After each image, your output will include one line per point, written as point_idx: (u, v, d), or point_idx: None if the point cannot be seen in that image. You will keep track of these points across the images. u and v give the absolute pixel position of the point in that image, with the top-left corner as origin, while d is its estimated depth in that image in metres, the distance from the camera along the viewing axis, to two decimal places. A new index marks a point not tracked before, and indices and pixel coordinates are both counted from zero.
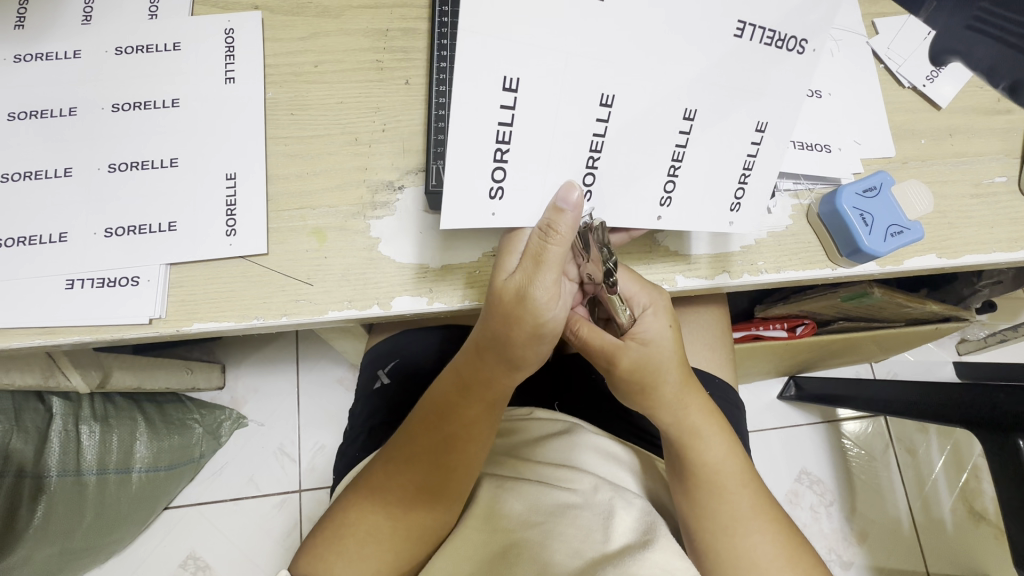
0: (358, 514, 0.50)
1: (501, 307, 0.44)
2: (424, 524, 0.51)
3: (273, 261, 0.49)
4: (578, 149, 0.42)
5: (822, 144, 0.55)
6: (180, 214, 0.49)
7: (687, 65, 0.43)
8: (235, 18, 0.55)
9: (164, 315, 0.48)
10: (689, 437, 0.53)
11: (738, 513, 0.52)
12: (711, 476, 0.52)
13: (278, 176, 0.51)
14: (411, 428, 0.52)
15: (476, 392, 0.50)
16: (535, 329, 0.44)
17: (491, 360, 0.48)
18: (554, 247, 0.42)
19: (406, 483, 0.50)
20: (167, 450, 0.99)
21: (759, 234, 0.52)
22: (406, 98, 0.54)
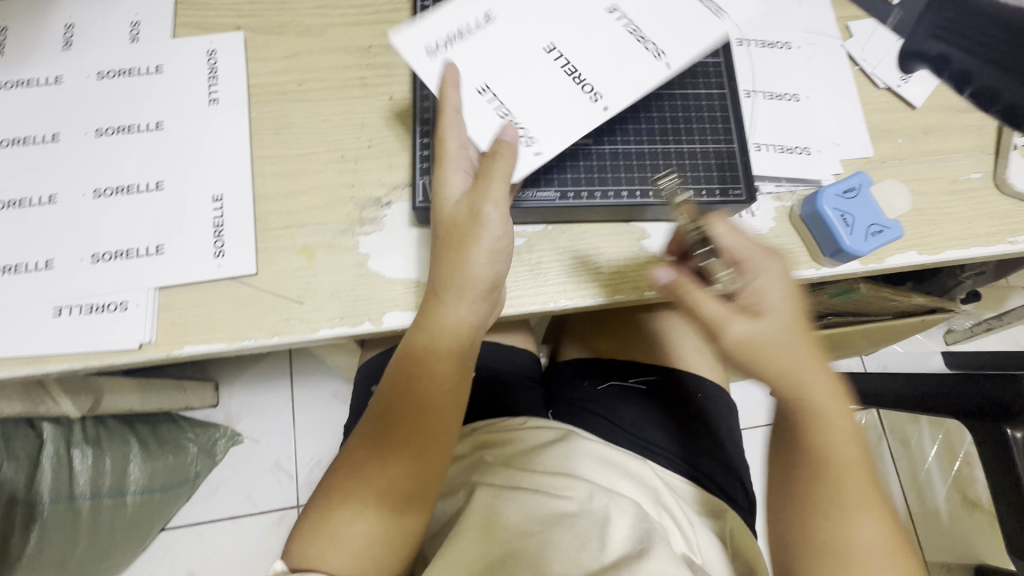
0: (348, 501, 0.46)
1: (455, 233, 0.46)
2: (411, 500, 0.46)
3: (262, 281, 0.49)
4: (555, 76, 0.47)
5: (802, 147, 0.56)
6: (169, 236, 0.49)
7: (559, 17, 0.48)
8: (216, 38, 0.55)
9: (155, 339, 0.47)
10: (835, 434, 0.44)
11: (854, 542, 0.41)
12: (826, 454, 0.44)
13: (265, 196, 0.51)
14: (386, 401, 0.48)
15: (445, 350, 0.47)
16: (490, 267, 0.46)
17: (450, 308, 0.46)
18: (501, 159, 0.44)
19: (384, 459, 0.46)
20: (160, 471, 1.00)
21: (743, 237, 0.53)
22: (392, 115, 0.55)
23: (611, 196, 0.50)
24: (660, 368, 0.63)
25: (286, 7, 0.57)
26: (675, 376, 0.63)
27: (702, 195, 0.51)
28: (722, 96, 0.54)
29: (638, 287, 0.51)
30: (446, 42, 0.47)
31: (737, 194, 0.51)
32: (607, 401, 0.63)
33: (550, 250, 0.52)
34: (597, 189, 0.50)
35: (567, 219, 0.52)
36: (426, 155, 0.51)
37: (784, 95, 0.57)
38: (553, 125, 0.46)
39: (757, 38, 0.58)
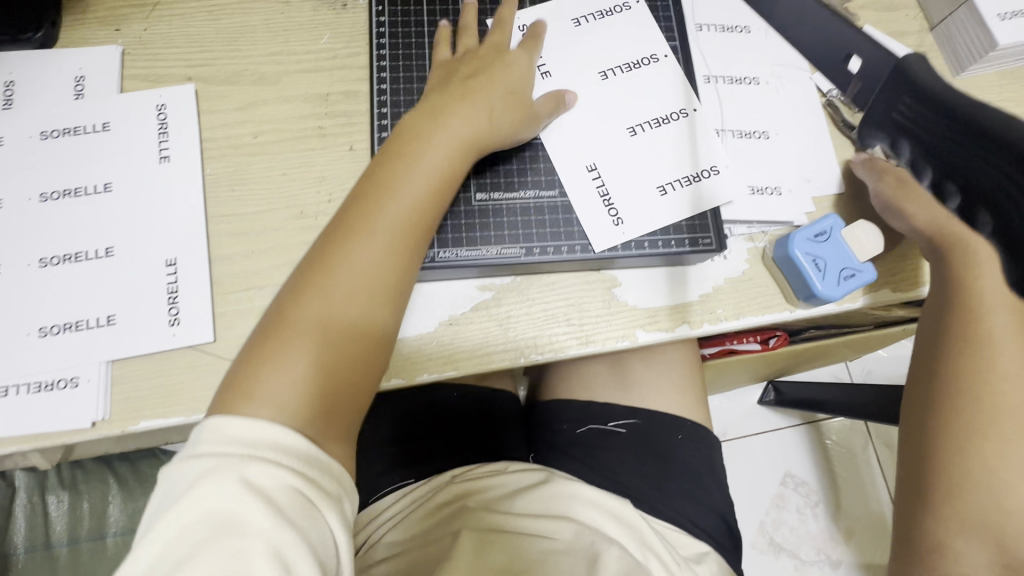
0: (302, 306, 0.41)
1: (460, 84, 0.49)
2: (347, 364, 0.41)
3: (221, 349, 0.48)
4: (661, 125, 0.53)
5: (773, 186, 0.54)
6: (120, 305, 0.47)
7: (622, 87, 0.53)
8: (166, 92, 0.53)
9: (110, 416, 0.46)
10: (996, 317, 0.47)
11: (1001, 410, 0.47)
12: (977, 357, 0.47)
13: (222, 257, 0.50)
14: (361, 249, 0.42)
15: (411, 214, 0.44)
16: (489, 111, 0.48)
17: (422, 162, 0.45)
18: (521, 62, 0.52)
19: (347, 238, 0.42)
20: (142, 509, 0.96)
21: (716, 281, 0.52)
22: (352, 166, 0.53)
23: (578, 251, 0.50)
24: (640, 411, 0.62)
25: (238, 55, 0.55)
26: (655, 419, 0.62)
27: (672, 245, 0.50)
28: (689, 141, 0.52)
29: (610, 336, 0.50)
30: (609, 208, 0.50)
31: (707, 243, 0.50)
32: (589, 444, 0.62)
33: (520, 303, 0.51)
34: (562, 244, 0.50)
35: (535, 271, 0.51)
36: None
37: (752, 132, 0.56)
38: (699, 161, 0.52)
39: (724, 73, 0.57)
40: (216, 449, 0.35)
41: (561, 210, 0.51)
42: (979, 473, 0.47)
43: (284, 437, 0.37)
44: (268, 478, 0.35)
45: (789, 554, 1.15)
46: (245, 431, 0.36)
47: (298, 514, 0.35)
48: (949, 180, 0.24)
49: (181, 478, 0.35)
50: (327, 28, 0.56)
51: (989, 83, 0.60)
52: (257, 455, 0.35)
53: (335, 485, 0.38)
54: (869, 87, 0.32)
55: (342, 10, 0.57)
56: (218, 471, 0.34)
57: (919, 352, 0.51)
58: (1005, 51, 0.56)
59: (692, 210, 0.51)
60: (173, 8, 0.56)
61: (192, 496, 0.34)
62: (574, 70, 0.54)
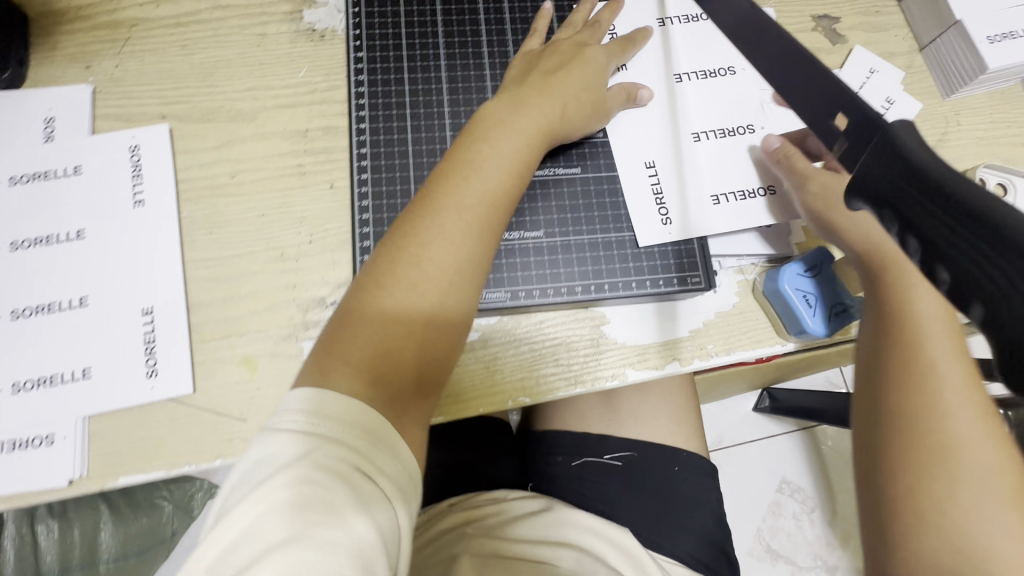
0: (394, 273, 0.41)
1: (541, 73, 0.50)
2: (432, 343, 0.41)
3: (201, 399, 0.46)
4: (724, 139, 0.54)
5: (766, 195, 0.53)
6: (97, 358, 0.46)
7: (686, 97, 0.55)
8: (139, 132, 0.51)
9: (88, 473, 0.44)
10: (933, 341, 0.45)
11: (957, 440, 0.42)
12: (917, 385, 0.44)
13: (200, 303, 0.48)
14: (451, 222, 0.42)
15: (496, 196, 0.44)
16: (564, 104, 0.49)
17: (502, 145, 0.45)
18: (597, 52, 0.52)
19: (433, 211, 0.42)
20: (133, 535, 0.96)
21: (706, 316, 0.51)
22: (333, 205, 0.52)
23: (565, 292, 0.49)
24: (633, 442, 0.62)
25: (214, 90, 0.54)
26: (648, 449, 0.62)
27: (660, 285, 0.50)
28: (677, 174, 0.53)
29: (598, 375, 0.49)
30: (659, 209, 0.52)
31: (696, 281, 0.50)
32: (582, 476, 0.61)
33: (506, 342, 0.50)
34: (548, 287, 0.49)
35: (521, 311, 0.50)
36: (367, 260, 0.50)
37: (746, 136, 0.54)
38: (750, 175, 0.53)
39: (701, 70, 0.55)
40: (295, 428, 0.36)
41: (546, 252, 0.50)
42: (934, 514, 0.41)
43: (365, 416, 0.37)
44: (347, 462, 0.35)
45: (786, 561, 1.15)
46: (337, 402, 0.37)
47: (376, 504, 0.34)
48: (938, 264, 0.23)
49: (264, 463, 0.35)
50: (305, 61, 0.55)
51: (980, 104, 0.59)
52: (340, 438, 0.36)
53: (407, 474, 0.37)
54: (840, 141, 0.30)
55: (320, 41, 0.55)
56: (300, 455, 0.34)
57: (861, 382, 0.48)
58: (995, 73, 0.55)
59: (736, 223, 0.51)
60: (146, 43, 0.54)
61: (278, 478, 0.34)
62: (653, 68, 0.55)
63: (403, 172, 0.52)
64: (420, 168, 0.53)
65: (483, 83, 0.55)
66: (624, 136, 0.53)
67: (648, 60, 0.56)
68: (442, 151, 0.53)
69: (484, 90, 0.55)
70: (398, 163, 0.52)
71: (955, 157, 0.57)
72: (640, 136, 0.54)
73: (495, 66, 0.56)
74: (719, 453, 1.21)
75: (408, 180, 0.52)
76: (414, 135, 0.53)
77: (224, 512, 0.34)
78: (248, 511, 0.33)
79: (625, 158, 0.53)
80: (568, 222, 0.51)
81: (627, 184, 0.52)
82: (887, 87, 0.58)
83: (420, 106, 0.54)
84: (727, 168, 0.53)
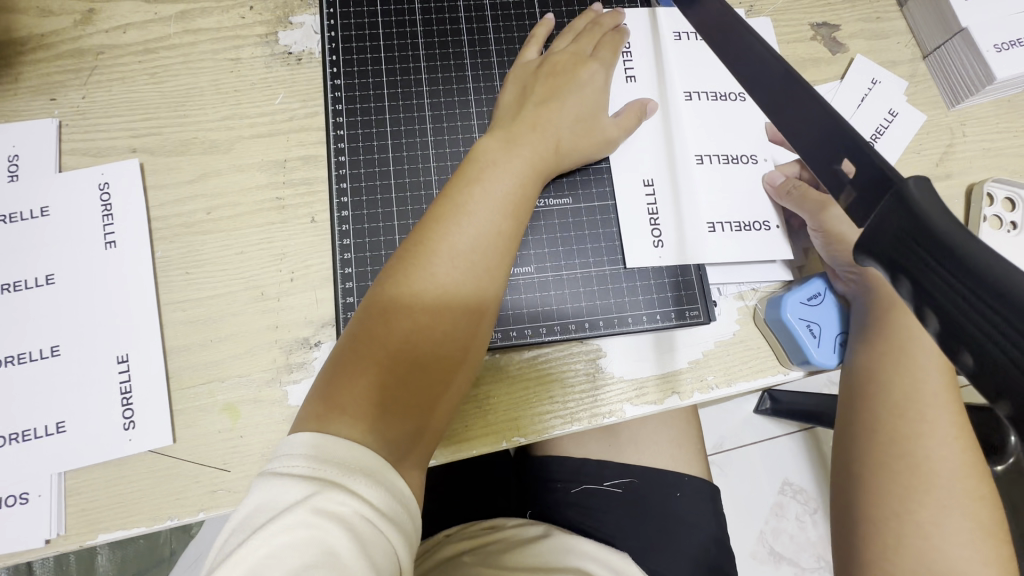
0: (390, 321, 0.39)
1: (537, 101, 0.48)
2: (432, 393, 0.39)
3: (182, 450, 0.45)
4: (725, 163, 0.52)
5: (760, 222, 0.51)
6: (72, 411, 0.44)
7: (688, 117, 0.52)
8: (109, 168, 0.49)
9: (66, 531, 0.43)
10: (923, 372, 0.44)
11: (929, 462, 0.41)
12: (905, 413, 0.43)
13: (178, 348, 0.46)
14: (444, 268, 0.40)
15: (492, 238, 0.42)
16: (558, 137, 0.47)
17: (495, 185, 0.43)
18: (593, 74, 0.50)
19: (426, 256, 0.40)
20: (131, 557, 0.93)
21: (705, 346, 0.49)
22: (314, 240, 0.49)
23: (558, 330, 0.48)
24: (634, 469, 0.60)
25: (186, 121, 0.51)
26: (649, 477, 0.60)
27: (657, 319, 0.49)
28: (674, 200, 0.50)
29: (595, 411, 0.47)
30: (655, 231, 0.50)
31: (695, 314, 0.49)
32: (583, 505, 0.59)
33: (499, 379, 0.47)
34: (541, 325, 0.48)
35: (514, 350, 0.48)
36: (350, 303, 0.48)
37: (741, 157, 0.52)
38: (748, 201, 0.51)
39: (704, 89, 0.53)
40: (295, 471, 0.32)
41: (538, 288, 0.48)
42: (910, 543, 0.40)
43: (365, 462, 0.34)
44: (350, 506, 0.31)
45: (788, 563, 1.00)
46: (332, 451, 0.34)
47: (382, 554, 0.31)
48: (961, 346, 0.21)
49: (261, 509, 0.31)
50: (281, 87, 0.52)
51: (987, 114, 0.57)
52: (343, 482, 0.32)
53: (409, 520, 0.34)
54: (847, 190, 0.28)
55: (297, 65, 0.53)
56: (302, 497, 0.31)
57: (844, 406, 0.46)
58: (1002, 84, 0.53)
59: (734, 255, 0.50)
60: (113, 72, 0.51)
61: (277, 523, 0.30)
62: (662, 83, 0.53)
63: (385, 207, 0.50)
64: (404, 203, 0.50)
65: (468, 108, 0.53)
66: (624, 156, 0.51)
67: (641, 78, 0.53)
68: (427, 184, 0.51)
69: (469, 117, 0.52)
70: (380, 197, 0.50)
71: (961, 170, 0.55)
72: (638, 157, 0.51)
73: (480, 90, 0.53)
74: (720, 457, 1.05)
75: (390, 215, 0.50)
76: (396, 167, 0.51)
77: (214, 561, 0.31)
78: (244, 560, 0.29)
79: (624, 181, 0.51)
80: (560, 255, 0.49)
81: (624, 209, 0.50)
82: (890, 98, 0.56)
83: (401, 136, 0.52)
84: (723, 194, 0.51)
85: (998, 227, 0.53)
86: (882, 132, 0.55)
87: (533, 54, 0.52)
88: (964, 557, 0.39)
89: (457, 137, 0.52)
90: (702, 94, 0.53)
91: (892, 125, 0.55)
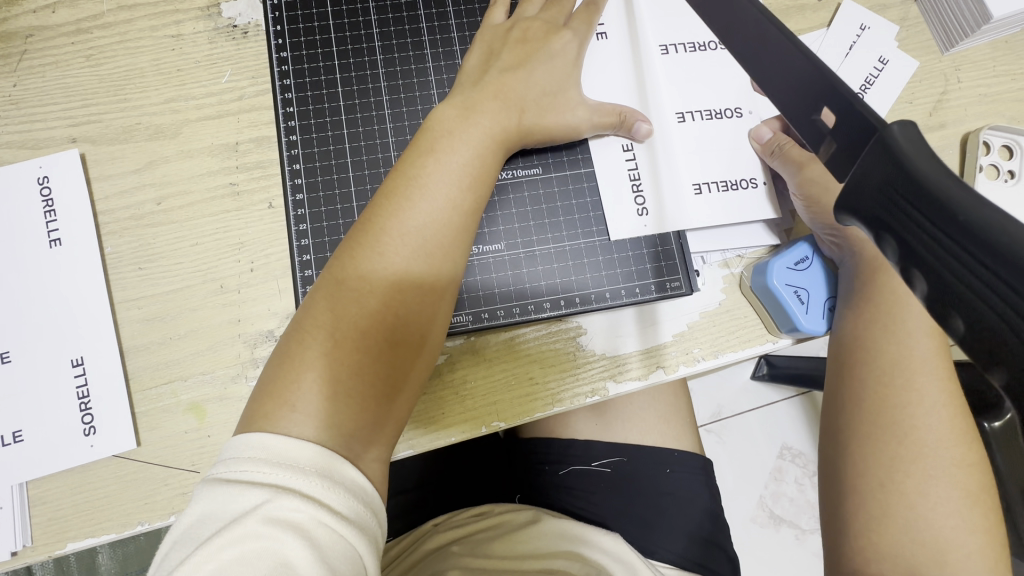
0: (334, 308, 0.36)
1: (504, 66, 0.45)
2: (389, 382, 0.37)
3: (148, 453, 0.43)
4: (708, 120, 0.49)
5: (748, 179, 0.48)
6: (31, 419, 0.42)
7: (665, 73, 0.49)
8: (47, 161, 0.46)
9: (32, 542, 0.41)
10: (913, 339, 0.41)
11: (917, 432, 0.40)
12: (892, 384, 0.41)
13: (135, 348, 0.44)
14: (394, 249, 0.38)
15: (448, 214, 0.39)
16: (523, 104, 0.44)
17: (449, 156, 0.40)
18: (565, 38, 0.46)
19: (374, 237, 0.38)
20: (131, 555, 0.91)
21: (689, 317, 0.47)
22: (273, 226, 0.47)
23: (533, 311, 0.46)
24: (622, 447, 0.58)
25: (128, 106, 0.47)
26: (639, 454, 0.58)
27: (636, 293, 0.47)
28: (654, 164, 0.48)
29: (575, 392, 0.45)
30: (636, 199, 0.47)
31: (677, 286, 0.47)
32: (572, 488, 0.58)
33: (473, 363, 0.45)
34: (514, 305, 0.45)
35: (488, 333, 0.46)
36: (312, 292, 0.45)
37: (725, 111, 0.49)
38: (734, 159, 0.48)
39: (683, 40, 0.50)
40: (247, 477, 0.32)
41: (509, 268, 0.46)
42: (896, 512, 0.39)
43: (323, 460, 0.33)
44: (305, 512, 0.30)
45: (789, 525, 1.00)
46: (282, 450, 0.32)
47: (342, 558, 0.30)
48: (952, 311, 0.19)
49: (210, 518, 0.31)
50: (227, 64, 0.49)
51: (983, 57, 0.53)
52: (298, 485, 0.31)
53: (373, 519, 0.33)
54: (828, 142, 0.26)
55: (242, 39, 0.49)
56: (255, 506, 0.30)
57: (830, 377, 0.45)
58: (998, 23, 0.49)
59: (720, 217, 0.47)
60: (44, 56, 0.48)
61: (230, 533, 0.30)
62: (636, 39, 0.50)
63: (342, 188, 0.47)
64: (362, 182, 0.47)
65: (426, 77, 0.49)
66: None
67: (612, 35, 0.49)
68: (385, 161, 0.48)
69: (428, 87, 0.49)
70: (337, 177, 0.47)
71: (956, 118, 0.52)
72: None
73: (438, 58, 0.50)
74: (715, 425, 1.04)
75: (350, 196, 0.47)
76: (353, 144, 0.48)
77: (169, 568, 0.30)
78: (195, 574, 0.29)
79: (598, 148, 0.48)
80: (531, 231, 0.47)
81: (604, 174, 0.48)
82: (880, 44, 0.53)
83: (356, 111, 0.48)
84: (705, 155, 0.48)
85: (995, 177, 0.51)
86: (871, 82, 0.52)
87: (500, 17, 0.48)
88: (950, 527, 0.38)
89: (415, 109, 0.49)
90: (679, 46, 0.50)
91: (882, 75, 0.52)
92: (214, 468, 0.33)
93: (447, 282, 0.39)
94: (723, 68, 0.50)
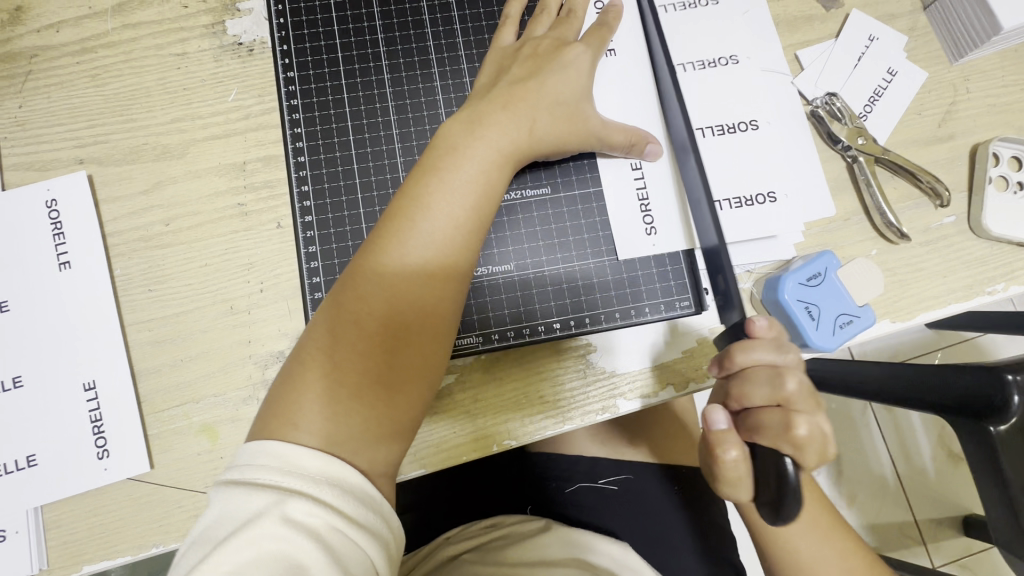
0: (337, 333, 0.36)
1: (516, 83, 0.44)
2: (391, 407, 0.36)
3: (162, 475, 0.43)
4: (721, 136, 0.49)
5: (764, 193, 0.49)
6: (46, 443, 0.43)
7: None
8: (54, 183, 0.46)
9: (48, 566, 0.41)
10: None
11: None
12: None
13: (147, 371, 0.44)
14: (397, 269, 0.38)
15: (449, 232, 0.39)
16: (534, 122, 0.43)
17: (452, 172, 0.40)
18: (574, 52, 0.46)
19: (376, 257, 0.38)
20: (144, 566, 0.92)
21: (700, 333, 0.47)
22: (281, 246, 0.46)
23: (543, 331, 0.46)
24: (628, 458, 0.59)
25: (134, 126, 0.47)
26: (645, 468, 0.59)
27: (645, 311, 0.47)
28: (665, 180, 0.48)
29: (586, 410, 0.45)
30: (646, 217, 0.47)
31: (685, 304, 0.47)
32: (581, 501, 0.58)
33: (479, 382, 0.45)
34: (523, 325, 0.46)
35: (497, 353, 0.46)
36: None
37: (739, 125, 0.50)
38: (748, 174, 0.49)
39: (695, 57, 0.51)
40: (260, 482, 0.32)
41: (518, 288, 0.46)
42: None
43: (333, 471, 0.33)
44: (316, 517, 0.31)
45: None
46: (293, 459, 0.33)
47: (353, 563, 0.31)
48: None
49: (226, 519, 0.31)
50: (233, 82, 0.48)
51: (992, 66, 0.53)
52: (309, 491, 0.32)
53: (386, 526, 0.33)
54: None
55: (248, 56, 0.49)
56: (268, 510, 0.31)
57: None
58: (1007, 34, 0.49)
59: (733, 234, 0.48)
60: (50, 77, 0.47)
61: (243, 536, 0.30)
62: (644, 54, 0.49)
63: (350, 208, 0.47)
64: (370, 203, 0.47)
65: (433, 95, 0.49)
66: None
67: (621, 51, 0.49)
68: (394, 181, 0.47)
69: (435, 104, 0.49)
70: (345, 197, 0.47)
71: (965, 129, 0.52)
72: None
73: (445, 76, 0.49)
74: None
75: (359, 217, 0.47)
76: (360, 164, 0.48)
77: (188, 564, 0.31)
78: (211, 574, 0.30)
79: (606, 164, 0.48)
80: (540, 250, 0.47)
81: (616, 190, 0.48)
82: (889, 55, 0.52)
83: (363, 130, 0.48)
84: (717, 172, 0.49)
85: (1004, 188, 0.50)
86: (880, 94, 0.52)
87: (509, 37, 0.48)
88: None
89: (423, 128, 0.48)
90: (690, 65, 0.51)
91: (891, 86, 0.52)
92: (227, 472, 0.34)
93: (449, 304, 0.39)
94: (735, 83, 0.50)
